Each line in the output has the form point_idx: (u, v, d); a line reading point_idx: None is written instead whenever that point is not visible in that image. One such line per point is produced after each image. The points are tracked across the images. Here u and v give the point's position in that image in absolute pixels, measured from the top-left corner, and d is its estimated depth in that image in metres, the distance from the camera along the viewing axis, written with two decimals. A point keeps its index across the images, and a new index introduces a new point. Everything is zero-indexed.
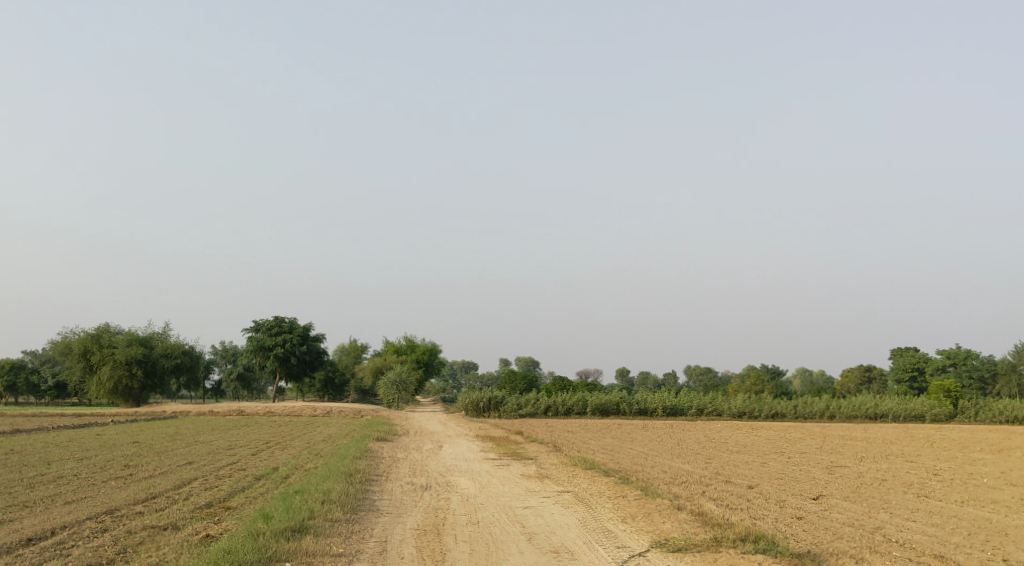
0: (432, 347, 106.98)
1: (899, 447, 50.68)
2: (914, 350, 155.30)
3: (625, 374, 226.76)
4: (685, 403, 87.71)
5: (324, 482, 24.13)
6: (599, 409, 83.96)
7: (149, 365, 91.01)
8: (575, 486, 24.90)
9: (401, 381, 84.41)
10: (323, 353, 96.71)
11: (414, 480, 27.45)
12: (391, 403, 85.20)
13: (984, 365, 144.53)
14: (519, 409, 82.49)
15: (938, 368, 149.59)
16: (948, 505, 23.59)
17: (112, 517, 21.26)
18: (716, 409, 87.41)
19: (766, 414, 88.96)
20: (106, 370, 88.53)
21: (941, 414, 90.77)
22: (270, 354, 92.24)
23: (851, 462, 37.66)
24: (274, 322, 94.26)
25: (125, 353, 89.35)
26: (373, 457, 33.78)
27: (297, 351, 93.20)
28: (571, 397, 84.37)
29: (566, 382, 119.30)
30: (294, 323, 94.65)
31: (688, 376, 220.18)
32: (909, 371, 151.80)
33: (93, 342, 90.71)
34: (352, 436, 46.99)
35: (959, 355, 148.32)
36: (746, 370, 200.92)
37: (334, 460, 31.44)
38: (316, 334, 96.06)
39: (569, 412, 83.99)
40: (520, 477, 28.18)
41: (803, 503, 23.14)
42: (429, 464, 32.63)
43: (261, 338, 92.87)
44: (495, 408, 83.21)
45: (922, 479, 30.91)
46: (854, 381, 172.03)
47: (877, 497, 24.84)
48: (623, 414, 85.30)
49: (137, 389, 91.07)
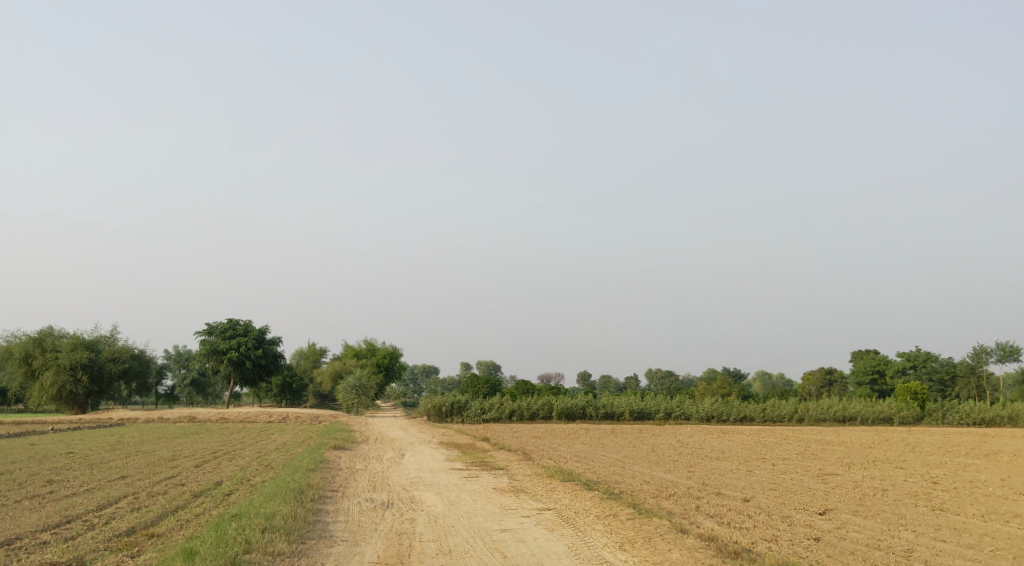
0: (392, 351, 103.88)
1: (880, 451, 48.44)
2: (874, 353, 154.73)
3: (586, 378, 224.51)
4: (652, 408, 85.42)
5: (268, 502, 21.25)
6: (565, 413, 81.53)
7: (95, 370, 87.15)
8: (557, 503, 22.29)
9: (361, 386, 81.29)
10: (279, 357, 93.31)
11: (373, 496, 24.62)
12: (350, 407, 81.94)
13: (944, 367, 143.68)
14: (483, 413, 79.74)
15: (898, 371, 148.54)
16: (969, 521, 21.36)
17: (7, 550, 18.29)
18: (684, 413, 85.24)
19: (733, 417, 86.88)
20: (49, 375, 84.57)
21: (909, 416, 89.09)
22: (223, 359, 88.69)
23: (841, 470, 35.25)
24: (227, 324, 90.64)
25: (69, 358, 85.47)
26: (329, 468, 30.84)
27: (252, 355, 89.76)
28: (536, 401, 81.82)
29: (529, 386, 116.67)
30: (249, 325, 91.07)
31: (649, 380, 218.51)
32: (870, 373, 151.38)
33: (35, 347, 86.69)
34: (306, 444, 43.83)
35: (920, 357, 147.22)
36: (708, 373, 199.57)
37: (285, 474, 28.45)
38: (272, 337, 92.49)
39: (533, 416, 81.43)
40: (492, 491, 25.50)
41: (813, 520, 20.78)
42: (391, 476, 29.76)
43: (214, 341, 89.30)
44: (457, 413, 80.32)
45: (925, 488, 28.67)
46: (815, 384, 170.96)
47: (891, 512, 22.54)
48: (589, 418, 82.85)
49: (82, 395, 87.20)
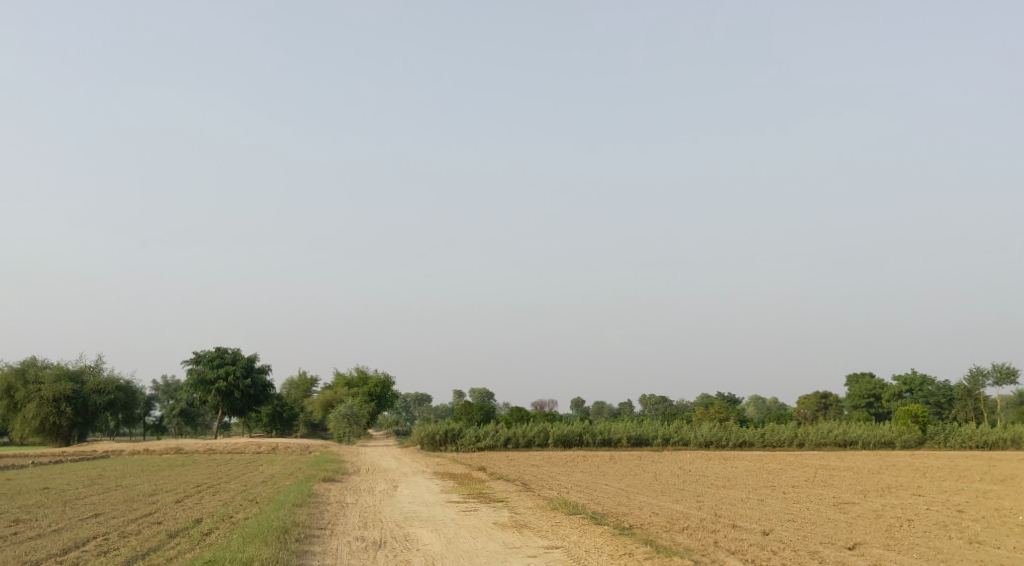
0: (385, 379, 101.86)
1: (889, 476, 46.76)
2: (870, 376, 153.27)
3: (580, 404, 222.36)
4: (650, 433, 83.61)
5: (247, 543, 19.51)
6: (561, 440, 79.69)
7: (80, 402, 85.12)
8: (564, 540, 20.55)
9: (353, 414, 79.41)
10: (269, 386, 91.32)
11: (364, 534, 22.86)
12: (341, 437, 79.93)
13: (941, 390, 142.07)
14: (477, 441, 77.89)
15: (895, 395, 146.99)
16: (1012, 556, 19.76)
17: None
18: (682, 438, 83.47)
19: (733, 443, 85.16)
20: (32, 408, 82.51)
21: (911, 440, 87.26)
22: (211, 389, 86.74)
23: (858, 498, 33.47)
24: (215, 352, 88.62)
25: (53, 390, 83.44)
26: (317, 503, 28.98)
27: (241, 385, 87.81)
28: (532, 428, 79.99)
29: (523, 414, 114.60)
30: (238, 354, 89.12)
31: (643, 406, 216.51)
32: (866, 397, 149.85)
33: (18, 378, 84.62)
34: (294, 476, 41.96)
35: (916, 380, 145.55)
36: (702, 398, 197.71)
37: (269, 510, 26.64)
38: (261, 366, 90.52)
39: (529, 443, 79.59)
40: (493, 526, 23.76)
41: (845, 557, 19.11)
42: (384, 511, 27.95)
43: (202, 371, 87.30)
44: (451, 441, 78.40)
45: (952, 518, 27.00)
46: (811, 408, 169.11)
47: (925, 545, 20.90)
48: (586, 444, 81.03)
49: (66, 428, 85.03)
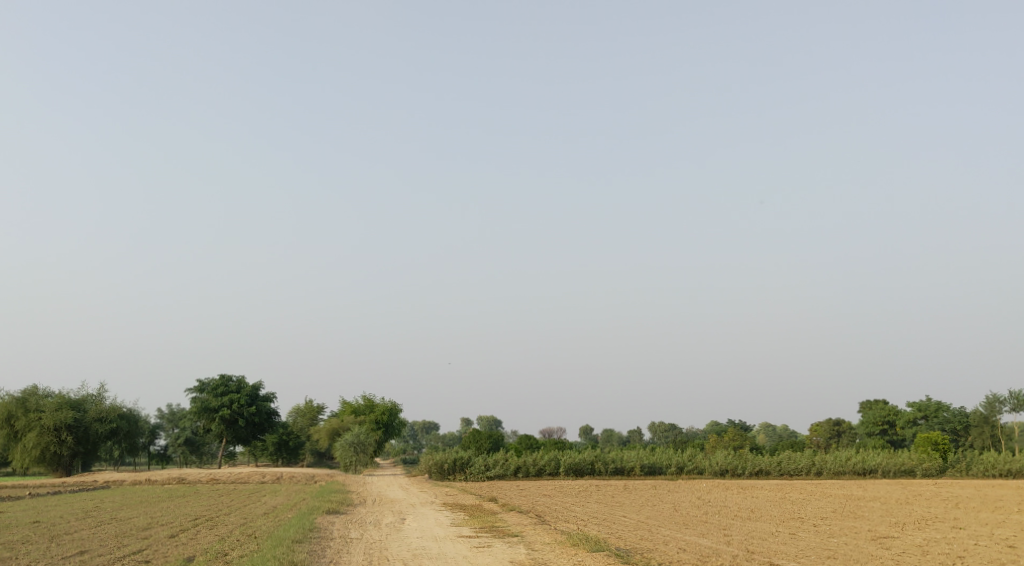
0: (392, 407, 99.75)
1: (917, 507, 44.73)
2: (884, 403, 150.60)
3: (588, 431, 219.84)
4: (664, 461, 81.51)
5: None
6: (573, 468, 77.64)
7: (81, 431, 83.27)
8: None
9: (360, 442, 77.36)
10: (273, 415, 89.37)
11: None
12: (348, 466, 77.91)
13: (957, 417, 139.48)
14: (487, 470, 75.90)
15: (910, 422, 144.43)
16: None
17: None
18: (697, 467, 81.34)
19: (749, 471, 82.95)
20: (32, 437, 80.69)
21: (931, 468, 84.93)
22: (215, 417, 84.89)
23: (895, 531, 31.53)
24: (219, 380, 86.75)
25: (54, 419, 81.65)
26: (319, 539, 27.05)
27: (245, 413, 85.91)
28: (543, 456, 77.97)
29: (531, 441, 112.37)
30: (243, 382, 87.29)
31: (653, 433, 213.80)
32: (880, 424, 147.11)
33: (19, 407, 82.86)
34: (297, 508, 40.15)
35: (931, 407, 143.00)
36: (713, 426, 195.02)
37: (264, 549, 24.71)
38: (266, 394, 88.64)
39: (540, 472, 77.56)
40: None
41: None
42: (391, 547, 26.05)
43: (205, 398, 85.42)
44: (460, 470, 76.32)
45: (1007, 556, 25.09)
46: (824, 435, 166.48)
47: None
48: (598, 473, 78.89)
49: (67, 458, 83.11)
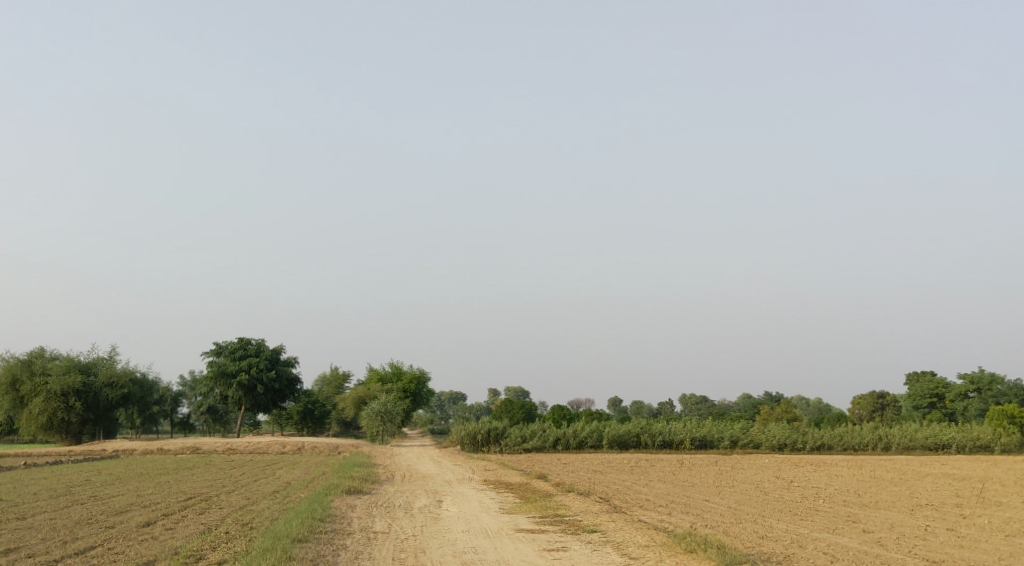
0: (421, 374, 93.24)
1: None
2: (932, 374, 142.36)
3: (617, 403, 213.22)
4: (717, 435, 74.28)
5: None
6: (617, 441, 70.67)
7: (91, 397, 77.14)
8: None
9: (387, 412, 70.68)
10: (295, 381, 83.01)
11: None
12: (375, 436, 71.37)
13: (1012, 390, 130.66)
14: (524, 442, 69.26)
15: (960, 395, 135.35)
16: None
17: None
18: (753, 441, 74.28)
19: (808, 446, 75.93)
20: (38, 403, 74.57)
21: (1011, 444, 76.92)
22: (233, 382, 78.48)
23: None
24: (238, 343, 80.41)
25: (61, 383, 75.49)
26: (328, 535, 20.12)
27: (264, 379, 79.50)
28: (585, 428, 71.20)
29: (567, 412, 105.96)
30: (262, 345, 80.90)
31: (683, 405, 207.06)
32: (928, 397, 139.72)
33: (24, 370, 76.91)
34: (312, 487, 33.45)
35: (984, 380, 132.70)
36: (746, 399, 187.87)
37: (248, 559, 17.79)
38: (288, 358, 82.13)
39: (581, 445, 70.87)
40: None
41: None
42: (430, 549, 19.15)
43: (223, 363, 79.08)
44: (496, 442, 69.65)
45: None
46: (867, 408, 158.46)
47: None
48: (645, 447, 72.00)
49: (75, 426, 76.90)
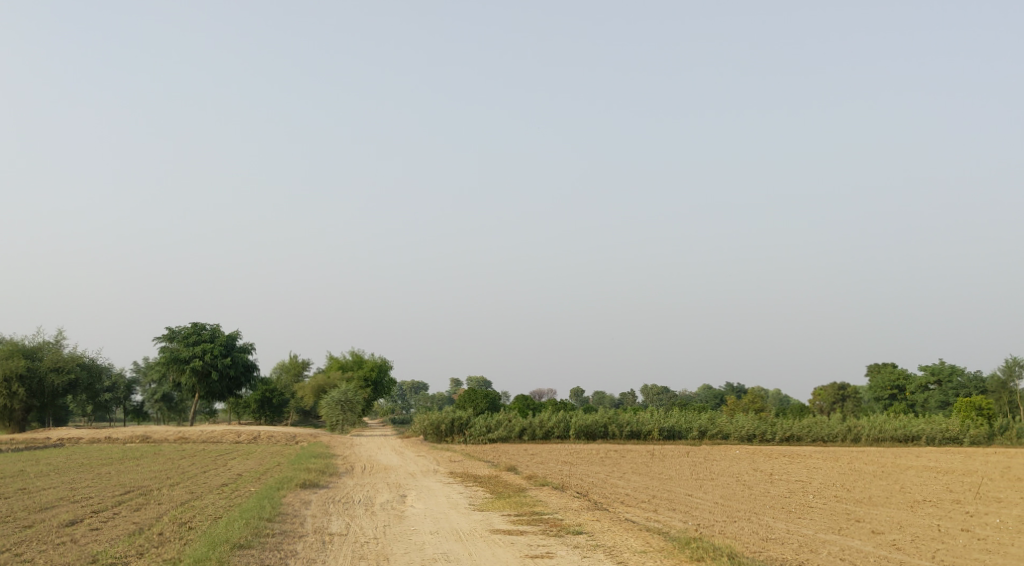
0: (382, 363, 90.72)
1: None
2: (892, 366, 141.93)
3: (579, 393, 211.65)
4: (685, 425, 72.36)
5: None
6: (584, 431, 68.37)
7: (35, 383, 73.56)
8: None
9: (347, 401, 67.98)
10: (251, 368, 79.97)
11: None
12: (334, 426, 68.59)
13: (972, 382, 130.28)
14: (489, 432, 66.80)
15: (921, 387, 134.72)
16: None
17: None
18: (722, 431, 72.40)
19: (777, 436, 74.14)
20: None
21: (980, 436, 75.56)
22: (186, 368, 75.24)
23: None
24: (191, 328, 77.26)
25: (4, 368, 71.91)
26: (278, 538, 17.67)
27: (219, 365, 76.27)
28: (551, 418, 68.81)
29: (531, 402, 103.86)
30: (217, 330, 77.80)
31: (644, 396, 206.01)
32: (888, 389, 139.20)
33: None
34: (264, 479, 30.76)
35: (944, 371, 132.34)
36: (708, 390, 186.99)
37: None
38: (244, 345, 79.03)
39: (548, 434, 68.46)
40: None
41: None
42: (395, 555, 16.73)
43: (175, 349, 75.89)
44: (459, 432, 67.12)
45: None
46: (827, 400, 158.00)
47: None
48: (612, 437, 69.84)
49: (19, 412, 73.33)
